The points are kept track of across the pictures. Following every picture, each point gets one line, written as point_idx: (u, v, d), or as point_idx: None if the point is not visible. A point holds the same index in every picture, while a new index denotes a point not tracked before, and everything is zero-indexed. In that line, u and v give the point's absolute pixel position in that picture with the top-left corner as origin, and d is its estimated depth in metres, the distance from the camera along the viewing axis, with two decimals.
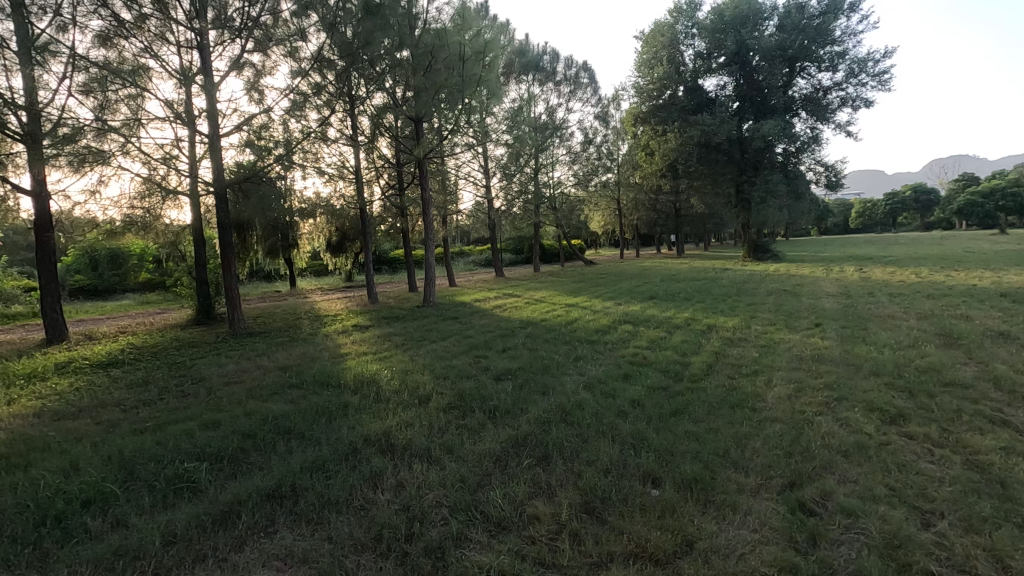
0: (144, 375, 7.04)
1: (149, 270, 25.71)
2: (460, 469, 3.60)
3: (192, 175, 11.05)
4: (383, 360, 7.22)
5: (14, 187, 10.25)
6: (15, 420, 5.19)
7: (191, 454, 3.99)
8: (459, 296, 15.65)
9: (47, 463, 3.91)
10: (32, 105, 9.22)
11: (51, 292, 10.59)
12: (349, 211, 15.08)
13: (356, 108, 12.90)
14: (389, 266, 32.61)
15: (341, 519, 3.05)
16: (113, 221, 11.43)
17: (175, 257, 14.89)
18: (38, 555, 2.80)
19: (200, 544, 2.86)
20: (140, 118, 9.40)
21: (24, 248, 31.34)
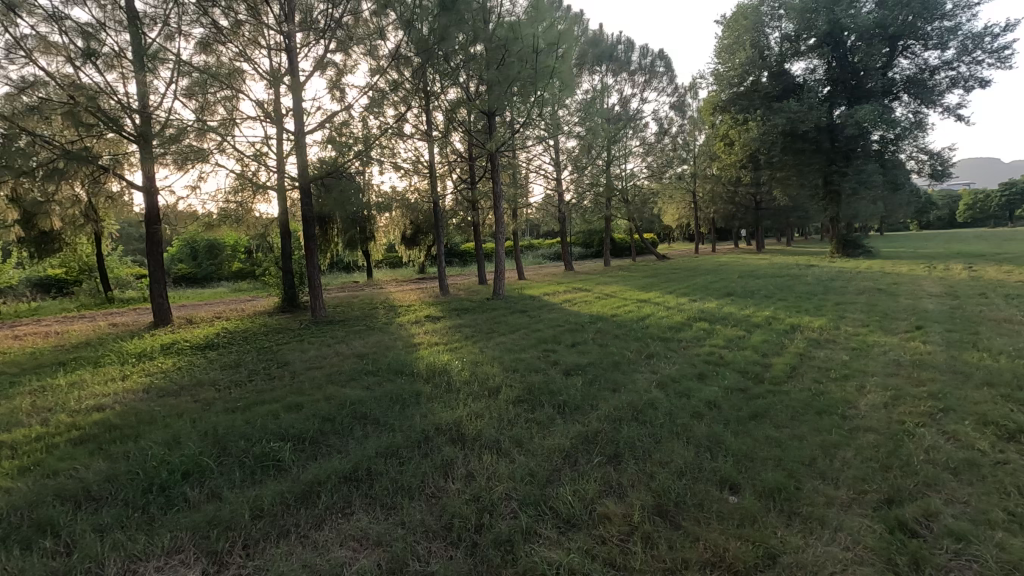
0: (237, 357, 7.57)
1: (241, 261, 27.67)
2: (529, 463, 3.59)
3: (280, 171, 11.73)
4: (454, 351, 7.35)
5: (128, 184, 11.30)
6: (128, 395, 5.75)
7: (276, 434, 4.24)
8: (529, 290, 15.70)
9: (153, 436, 4.29)
10: (144, 109, 10.13)
11: (158, 280, 11.65)
12: (423, 204, 15.48)
13: (431, 104, 13.19)
14: (459, 259, 33.28)
15: (413, 505, 3.13)
16: (212, 215, 12.38)
17: (264, 248, 15.92)
18: (146, 518, 3.08)
19: (283, 520, 3.03)
20: (235, 119, 10.09)
21: (136, 239, 34.78)
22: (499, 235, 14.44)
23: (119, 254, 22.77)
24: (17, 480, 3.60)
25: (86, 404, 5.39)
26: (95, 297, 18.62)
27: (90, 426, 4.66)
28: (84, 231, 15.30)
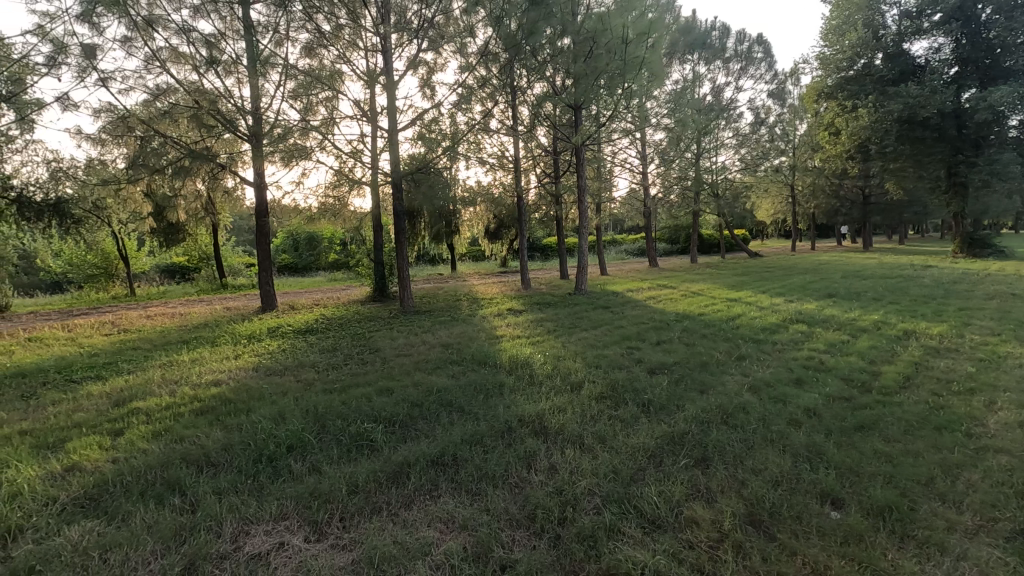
0: (333, 342, 8.09)
1: (337, 253, 29.51)
2: (612, 460, 3.55)
3: (374, 167, 12.34)
4: (536, 344, 7.40)
5: (241, 180, 12.35)
6: (240, 372, 6.32)
7: (370, 416, 4.49)
8: (611, 286, 15.45)
9: (263, 410, 4.69)
10: (256, 111, 11.01)
11: (266, 268, 12.69)
12: (507, 198, 15.66)
13: (517, 99, 13.30)
14: (541, 253, 33.41)
15: (496, 494, 3.19)
16: (312, 209, 13.27)
17: (358, 240, 16.84)
18: (257, 485, 3.37)
19: (375, 497, 3.20)
20: (334, 118, 10.72)
21: (247, 231, 38.08)
22: (583, 230, 14.30)
23: (232, 244, 25.00)
24: (151, 443, 4.07)
25: (206, 379, 5.99)
26: (212, 283, 20.61)
27: (210, 399, 5.18)
28: (205, 222, 16.95)
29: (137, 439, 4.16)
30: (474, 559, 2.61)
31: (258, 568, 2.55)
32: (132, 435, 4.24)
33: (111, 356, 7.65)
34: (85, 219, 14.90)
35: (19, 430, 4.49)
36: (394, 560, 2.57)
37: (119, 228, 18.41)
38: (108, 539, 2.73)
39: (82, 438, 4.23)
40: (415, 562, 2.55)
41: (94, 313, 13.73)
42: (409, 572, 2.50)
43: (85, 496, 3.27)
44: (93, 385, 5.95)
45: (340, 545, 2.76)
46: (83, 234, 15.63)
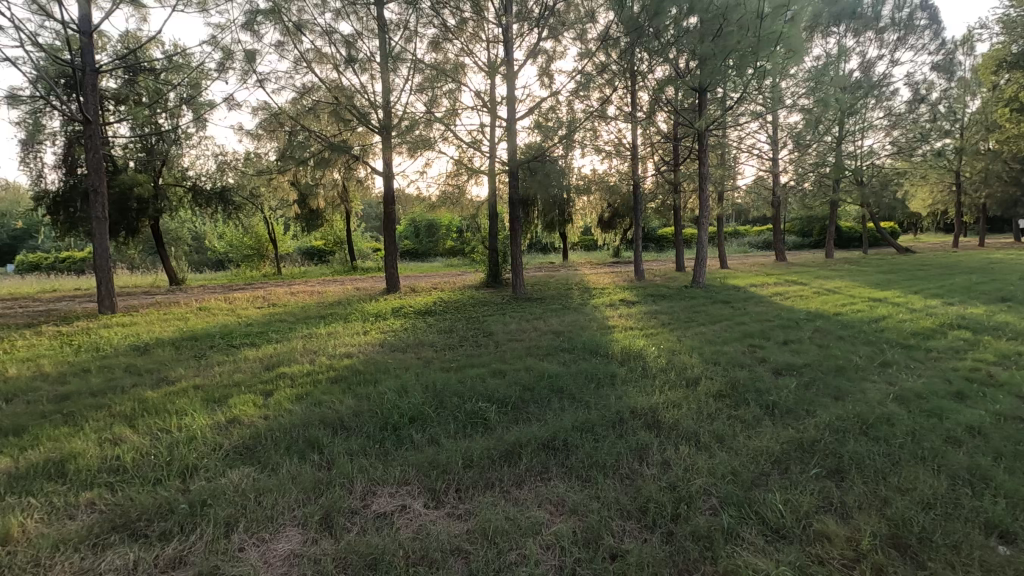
0: (450, 324, 8.49)
1: (454, 239, 30.79)
2: (731, 461, 3.36)
3: (492, 156, 12.68)
4: (650, 336, 7.20)
5: (372, 170, 13.30)
6: (369, 347, 6.87)
7: (484, 396, 4.66)
8: (732, 280, 14.55)
9: (388, 383, 5.07)
10: (386, 105, 11.78)
11: (391, 252, 13.60)
12: (623, 187, 15.31)
13: (637, 84, 12.92)
14: (656, 244, 32.35)
15: (606, 482, 3.17)
16: (434, 198, 13.96)
17: (474, 227, 17.43)
18: (383, 450, 3.66)
19: (488, 473, 3.32)
20: (456, 110, 11.14)
21: (375, 217, 41.06)
22: (702, 219, 13.58)
23: (362, 229, 27.11)
24: (296, 404, 4.58)
25: (340, 351, 6.61)
26: (344, 265, 22.54)
27: (343, 369, 5.70)
28: (339, 209, 18.52)
29: (284, 399, 4.71)
30: (585, 544, 2.61)
31: (384, 526, 2.77)
32: (280, 396, 4.79)
33: (263, 326, 8.68)
34: (243, 206, 16.99)
35: (194, 384, 5.27)
36: (507, 535, 2.66)
37: (270, 214, 20.74)
38: (261, 484, 3.11)
39: (241, 395, 4.85)
40: (526, 540, 2.62)
41: (250, 288, 15.66)
42: (521, 548, 2.57)
43: (243, 445, 3.76)
44: (249, 351, 6.81)
45: (456, 515, 2.90)
46: (241, 219, 17.82)
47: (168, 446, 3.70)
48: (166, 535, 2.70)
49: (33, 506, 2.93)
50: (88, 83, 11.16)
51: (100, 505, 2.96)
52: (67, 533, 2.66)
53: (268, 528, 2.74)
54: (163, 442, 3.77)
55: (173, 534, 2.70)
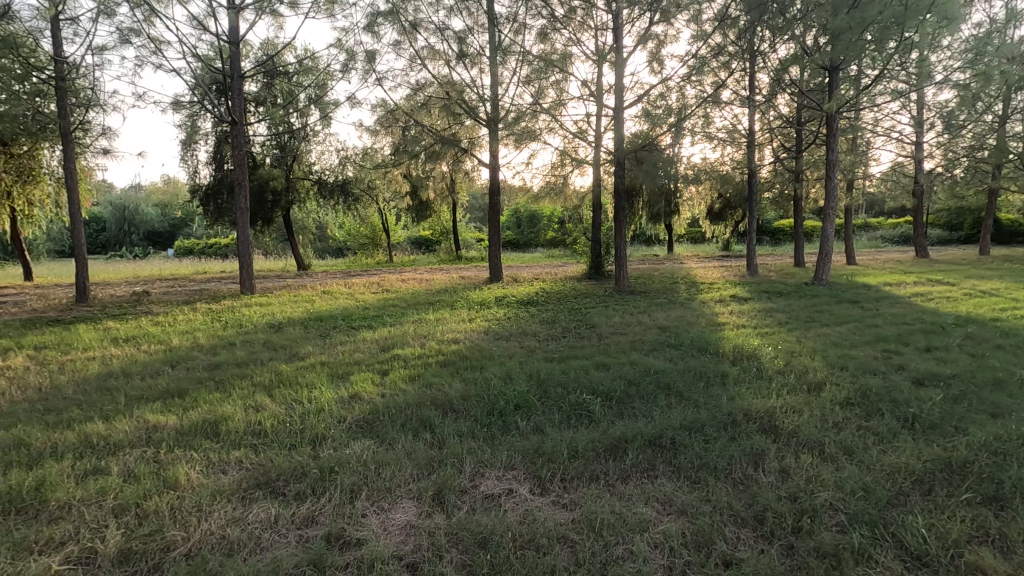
0: (552, 314, 8.53)
1: (555, 230, 30.83)
2: (862, 476, 3.07)
3: (597, 146, 12.49)
4: (765, 336, 6.74)
5: (479, 162, 13.66)
6: (474, 334, 7.10)
7: (588, 388, 4.64)
8: (861, 277, 13.20)
9: (493, 369, 5.22)
10: (494, 98, 12.03)
11: (494, 243, 13.89)
12: (737, 176, 14.41)
13: (757, 65, 12.05)
14: (771, 237, 30.18)
15: (718, 485, 3.04)
16: (538, 189, 14.04)
17: (576, 219, 17.33)
18: (489, 434, 3.77)
19: (593, 465, 3.31)
20: (562, 101, 11.09)
21: (479, 208, 42.22)
22: (828, 210, 12.42)
23: (467, 219, 27.96)
24: (409, 384, 4.86)
25: (447, 336, 6.90)
26: (450, 254, 23.43)
27: (451, 354, 5.95)
28: (446, 200, 19.24)
29: (398, 379, 5.01)
30: (696, 547, 2.53)
31: (491, 507, 2.86)
32: (394, 376, 5.11)
33: (378, 310, 9.28)
34: (361, 197, 18.21)
35: (320, 361, 5.77)
36: (614, 529, 2.64)
37: (384, 205, 22.05)
38: (380, 457, 3.35)
39: (360, 373, 5.24)
40: (634, 536, 2.58)
41: (366, 274, 16.79)
42: (628, 544, 2.54)
43: (364, 419, 4.07)
44: (367, 333, 7.32)
45: (562, 503, 2.93)
46: (359, 210, 19.14)
47: (300, 416, 4.10)
48: (301, 496, 2.99)
49: (194, 458, 3.38)
50: (236, 88, 12.54)
51: (246, 463, 3.34)
52: (223, 484, 3.04)
53: (387, 499, 2.94)
54: (296, 411, 4.18)
55: (306, 495, 2.98)
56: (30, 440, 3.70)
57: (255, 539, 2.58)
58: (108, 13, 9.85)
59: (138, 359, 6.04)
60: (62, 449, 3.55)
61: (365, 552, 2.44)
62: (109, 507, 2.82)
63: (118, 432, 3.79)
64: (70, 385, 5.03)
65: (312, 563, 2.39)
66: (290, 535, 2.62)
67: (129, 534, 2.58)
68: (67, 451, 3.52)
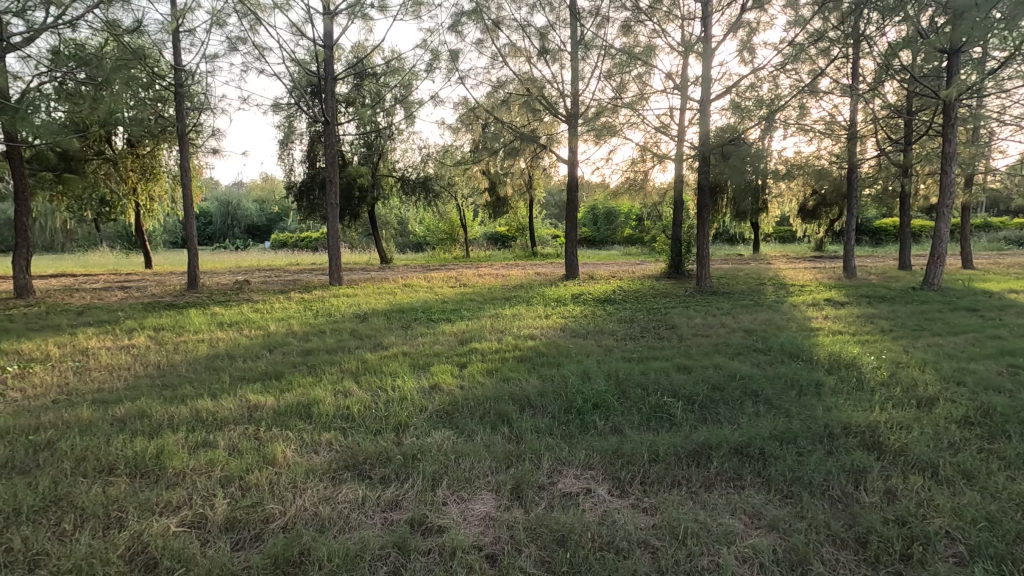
0: (630, 313, 8.34)
1: (632, 228, 30.22)
2: (984, 505, 2.76)
3: (681, 140, 12.07)
4: (865, 343, 6.24)
5: (557, 158, 13.60)
6: (551, 331, 7.08)
7: (669, 390, 4.49)
8: (979, 282, 11.89)
9: (570, 367, 5.19)
10: (574, 94, 11.95)
11: (571, 239, 13.79)
12: (835, 170, 13.40)
13: (861, 51, 11.14)
14: (871, 237, 27.93)
15: (812, 501, 2.84)
16: (617, 185, 13.77)
17: (656, 215, 16.86)
18: (567, 432, 3.74)
19: (675, 471, 3.20)
20: (645, 95, 10.81)
21: (556, 205, 42.25)
22: (941, 207, 11.27)
23: (543, 216, 28.02)
24: (487, 378, 4.94)
25: (524, 332, 6.94)
26: (525, 251, 23.59)
27: (528, 350, 5.99)
28: (523, 197, 19.34)
29: (477, 372, 5.11)
30: (789, 566, 2.38)
31: (569, 506, 2.84)
32: (472, 369, 5.20)
33: (457, 304, 9.51)
34: (441, 194, 18.72)
35: (402, 351, 5.98)
36: (699, 539, 2.53)
37: (463, 202, 22.52)
38: (460, 447, 3.42)
39: (440, 365, 5.39)
40: (721, 547, 2.46)
41: (444, 269, 17.27)
42: (715, 555, 2.43)
43: (444, 409, 4.17)
44: (446, 325, 7.52)
45: (641, 507, 2.85)
46: (439, 205, 19.69)
47: (384, 403, 4.27)
48: (386, 480, 3.12)
49: (290, 438, 3.61)
50: (329, 90, 13.27)
51: (336, 446, 3.52)
52: (315, 464, 3.22)
53: (467, 490, 2.99)
54: (381, 399, 4.36)
55: (390, 480, 3.10)
56: (152, 411, 4.11)
57: (344, 518, 2.71)
58: (219, 24, 10.75)
59: (240, 343, 6.54)
60: (177, 422, 3.91)
61: (446, 540, 2.49)
62: (216, 477, 3.07)
63: (224, 409, 4.12)
64: (183, 364, 5.54)
65: (397, 546, 2.47)
66: (376, 517, 2.73)
67: (234, 504, 2.79)
68: (181, 424, 3.88)
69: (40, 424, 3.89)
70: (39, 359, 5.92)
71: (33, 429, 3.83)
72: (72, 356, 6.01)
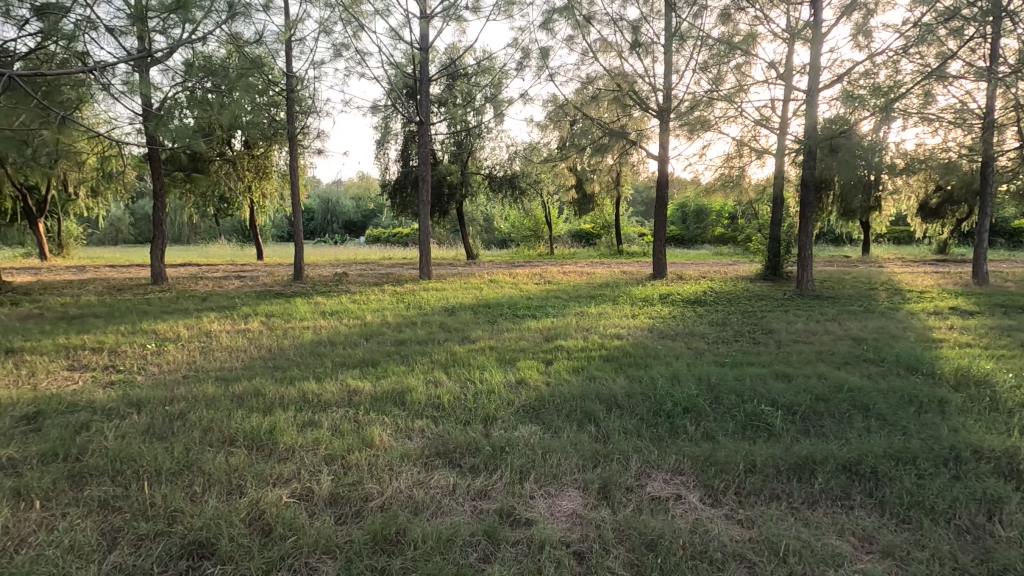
0: (723, 316, 7.96)
1: (724, 227, 28.84)
2: None
3: (783, 134, 11.34)
4: (1000, 358, 5.55)
5: (647, 154, 13.25)
6: (638, 331, 6.94)
7: (767, 399, 4.24)
8: None
9: (659, 368, 5.05)
10: (667, 88, 11.58)
11: (659, 238, 13.39)
12: (965, 164, 11.99)
13: (1003, 29, 9.86)
14: (1007, 239, 24.75)
15: (935, 530, 2.58)
16: (710, 182, 13.18)
17: (752, 214, 15.96)
18: (656, 435, 3.65)
19: (774, 483, 3.03)
20: (744, 86, 10.25)
21: (643, 203, 41.22)
22: None
23: (629, 214, 27.42)
24: (574, 376, 4.93)
25: (610, 331, 6.84)
26: (611, 248, 23.24)
27: (614, 349, 5.91)
28: (610, 194, 19.03)
29: (563, 369, 5.11)
30: None
31: (659, 510, 2.77)
32: (558, 366, 5.21)
33: (542, 301, 9.55)
34: (527, 191, 18.86)
35: (489, 345, 6.11)
36: (801, 557, 2.39)
37: (548, 199, 22.59)
38: (547, 443, 3.44)
39: (526, 360, 5.44)
40: (827, 570, 2.30)
41: (529, 265, 17.39)
42: None
43: (531, 404, 4.22)
44: (531, 322, 7.58)
45: (736, 519, 2.73)
46: (525, 202, 19.85)
47: (473, 395, 4.38)
48: (475, 469, 3.20)
49: (386, 423, 3.81)
50: (423, 91, 13.76)
51: (428, 433, 3.67)
52: (409, 449, 3.37)
53: (554, 485, 3.01)
54: (470, 391, 4.48)
55: (479, 469, 3.19)
56: (265, 391, 4.49)
57: (436, 503, 2.82)
58: (326, 32, 11.50)
59: (340, 331, 6.97)
60: (287, 401, 4.26)
61: (535, 533, 2.53)
62: (322, 455, 3.31)
63: (326, 392, 4.43)
64: (291, 349, 6.01)
65: (486, 534, 2.54)
66: (467, 505, 2.82)
67: (337, 481, 2.99)
68: (291, 403, 4.22)
69: (175, 396, 4.39)
70: (172, 339, 6.66)
71: (169, 400, 4.32)
72: (198, 337, 6.71)
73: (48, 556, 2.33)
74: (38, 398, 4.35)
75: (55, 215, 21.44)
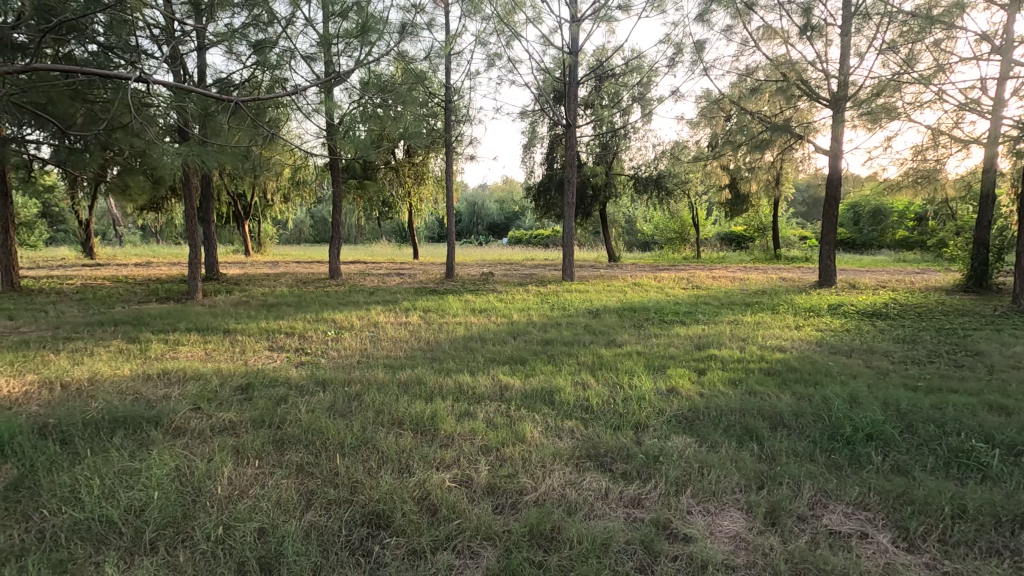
0: (911, 332, 6.89)
1: (908, 230, 25.09)
2: None
3: (996, 118, 9.50)
4: None
5: (815, 148, 11.96)
6: (803, 344, 6.29)
7: (978, 433, 3.58)
8: None
9: (832, 387, 4.53)
10: (843, 74, 10.36)
11: (829, 242, 11.99)
12: None
13: None
14: None
15: None
16: (895, 178, 11.48)
17: (949, 214, 13.60)
18: (833, 462, 3.27)
19: (992, 535, 2.54)
20: (945, 65, 8.77)
21: (804, 203, 37.47)
22: None
23: (790, 216, 25.03)
24: (731, 388, 4.61)
25: (771, 343, 6.28)
26: (766, 253, 21.41)
27: (776, 362, 5.41)
28: (768, 194, 17.51)
29: (717, 380, 4.81)
30: None
31: (839, 546, 2.47)
32: (713, 377, 4.91)
33: (691, 307, 9.09)
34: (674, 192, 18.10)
35: (636, 349, 5.98)
36: None
37: (697, 200, 21.48)
38: (704, 457, 3.25)
39: (676, 368, 5.21)
40: None
41: (675, 269, 16.65)
42: None
43: (684, 414, 4.04)
44: (680, 328, 7.25)
45: (942, 570, 2.33)
46: (672, 204, 19.05)
47: (622, 400, 4.30)
48: (628, 475, 3.14)
49: (537, 420, 3.90)
50: (571, 94, 13.86)
51: (578, 434, 3.68)
52: (561, 449, 3.41)
53: (714, 503, 2.83)
54: (619, 395, 4.40)
55: (633, 476, 3.11)
56: (426, 380, 4.85)
57: (590, 505, 2.82)
58: (483, 44, 12.10)
59: (489, 328, 7.30)
60: (445, 391, 4.56)
61: (695, 551, 2.40)
62: (478, 445, 3.48)
63: (480, 386, 4.65)
64: (447, 342, 6.44)
65: (643, 544, 2.48)
66: (620, 511, 2.77)
67: (493, 472, 3.13)
68: (448, 393, 4.51)
69: (352, 379, 4.93)
70: (347, 327, 7.50)
71: (347, 382, 4.88)
72: (367, 327, 7.48)
73: (262, 507, 2.74)
74: (249, 372, 5.18)
75: (256, 218, 25.40)
